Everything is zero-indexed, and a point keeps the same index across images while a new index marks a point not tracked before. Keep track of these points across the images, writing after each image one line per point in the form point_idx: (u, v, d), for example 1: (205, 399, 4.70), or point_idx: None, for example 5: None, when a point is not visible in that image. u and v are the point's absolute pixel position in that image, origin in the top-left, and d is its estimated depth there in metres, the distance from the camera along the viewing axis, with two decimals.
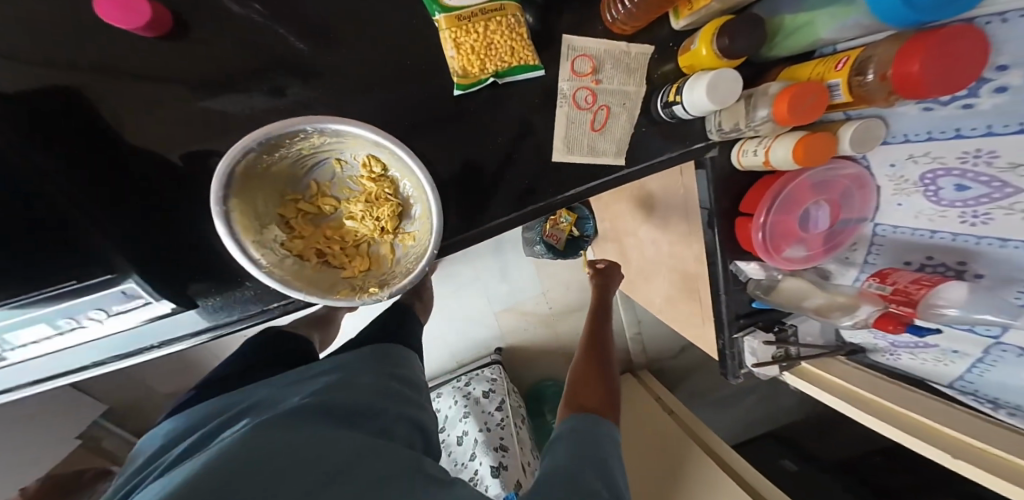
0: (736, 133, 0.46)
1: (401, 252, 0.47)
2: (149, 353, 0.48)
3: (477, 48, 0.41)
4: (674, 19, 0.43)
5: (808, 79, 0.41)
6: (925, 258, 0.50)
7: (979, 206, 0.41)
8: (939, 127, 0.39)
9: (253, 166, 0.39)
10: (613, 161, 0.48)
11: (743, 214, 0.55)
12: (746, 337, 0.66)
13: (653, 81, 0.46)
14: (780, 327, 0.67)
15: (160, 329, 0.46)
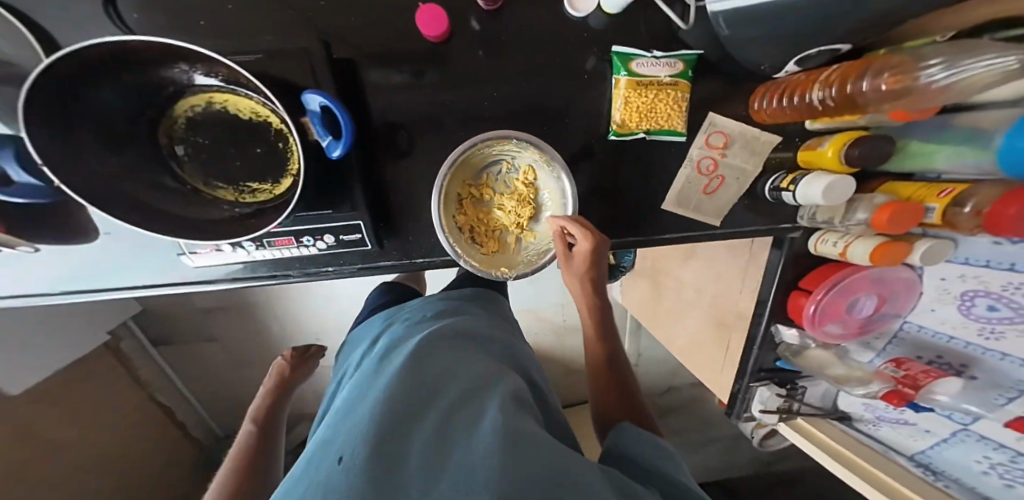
0: (830, 222, 0.55)
1: (523, 246, 0.56)
2: (301, 278, 0.53)
3: (642, 109, 0.48)
4: (811, 123, 0.49)
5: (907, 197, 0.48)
6: (934, 356, 0.61)
7: (996, 325, 0.50)
8: (997, 259, 0.48)
9: (459, 151, 0.48)
10: (707, 221, 0.55)
11: (799, 288, 0.64)
12: (761, 387, 0.75)
13: (768, 164, 0.53)
14: (792, 386, 0.76)
15: (313, 263, 0.52)
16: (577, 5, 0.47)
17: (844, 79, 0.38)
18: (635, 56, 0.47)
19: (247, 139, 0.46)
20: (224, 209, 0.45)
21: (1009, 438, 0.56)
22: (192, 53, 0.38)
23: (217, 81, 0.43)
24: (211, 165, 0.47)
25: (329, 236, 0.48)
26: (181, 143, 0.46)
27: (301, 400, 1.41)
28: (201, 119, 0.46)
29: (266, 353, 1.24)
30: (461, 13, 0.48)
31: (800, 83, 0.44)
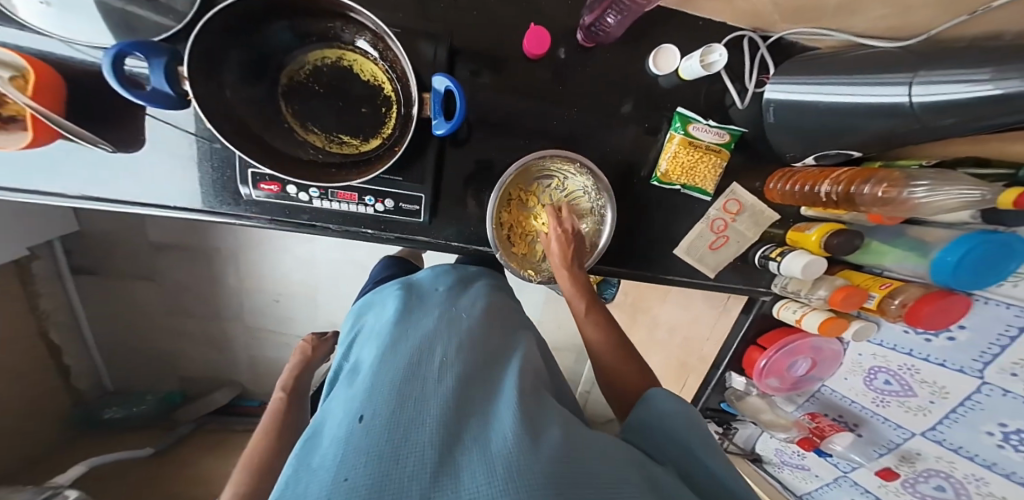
0: (796, 294, 0.67)
1: (549, 257, 0.61)
2: (339, 234, 0.53)
3: (686, 166, 0.56)
4: (806, 208, 0.60)
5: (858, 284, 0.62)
6: (837, 415, 0.75)
7: (886, 395, 0.66)
8: (901, 343, 0.63)
9: (532, 157, 0.52)
10: (705, 271, 0.65)
11: (755, 343, 0.75)
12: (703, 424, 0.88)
13: (763, 235, 0.64)
14: (727, 426, 0.89)
15: (360, 222, 0.52)
16: (660, 65, 0.54)
17: (850, 180, 0.51)
18: (694, 120, 0.55)
19: (359, 99, 0.46)
20: (309, 152, 0.46)
21: (874, 485, 0.71)
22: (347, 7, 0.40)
23: (364, 43, 0.45)
24: (313, 109, 0.47)
25: (391, 201, 0.51)
26: (298, 83, 0.46)
27: (227, 365, 1.27)
28: (327, 69, 0.46)
29: (211, 309, 1.16)
30: (560, 40, 0.53)
31: (812, 173, 0.56)
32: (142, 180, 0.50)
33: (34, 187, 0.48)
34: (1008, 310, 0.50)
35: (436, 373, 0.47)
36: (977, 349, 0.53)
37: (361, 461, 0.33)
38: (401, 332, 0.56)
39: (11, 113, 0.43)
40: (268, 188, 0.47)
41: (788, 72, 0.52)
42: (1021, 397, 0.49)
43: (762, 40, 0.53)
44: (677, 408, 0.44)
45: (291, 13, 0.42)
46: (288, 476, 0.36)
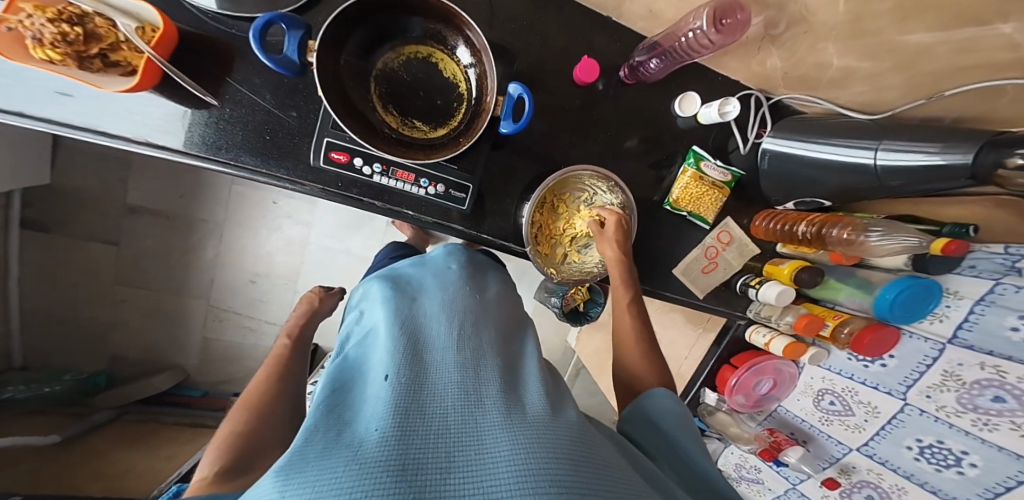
0: (767, 319, 0.76)
1: (567, 261, 0.66)
2: (380, 210, 0.58)
3: (694, 195, 0.66)
4: (781, 245, 0.72)
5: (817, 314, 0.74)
6: (789, 432, 0.84)
7: (830, 414, 0.77)
8: (842, 368, 0.74)
9: (575, 169, 0.59)
10: (696, 291, 0.73)
11: (729, 363, 0.83)
12: None
13: (745, 266, 0.74)
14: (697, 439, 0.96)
15: (404, 202, 0.56)
16: (683, 107, 0.63)
17: (823, 222, 0.63)
18: (705, 158, 0.65)
19: (437, 92, 0.52)
20: (385, 131, 0.50)
21: (818, 495, 0.80)
22: (458, 16, 0.47)
23: (459, 47, 0.51)
24: (395, 94, 0.52)
25: (442, 186, 0.56)
26: (386, 69, 0.51)
27: (173, 348, 1.13)
28: (417, 61, 0.52)
29: (173, 283, 1.09)
30: (606, 74, 0.61)
31: (791, 215, 0.68)
32: (191, 132, 0.52)
33: (60, 117, 0.48)
34: (925, 342, 0.63)
35: (454, 348, 0.50)
36: (903, 374, 0.65)
37: (391, 414, 0.37)
38: (421, 307, 0.59)
39: (120, 59, 0.48)
40: (337, 157, 0.53)
41: (783, 131, 0.64)
42: (934, 416, 0.60)
43: (765, 100, 0.65)
44: (675, 408, 0.49)
45: (413, 11, 0.48)
46: (319, 417, 0.39)
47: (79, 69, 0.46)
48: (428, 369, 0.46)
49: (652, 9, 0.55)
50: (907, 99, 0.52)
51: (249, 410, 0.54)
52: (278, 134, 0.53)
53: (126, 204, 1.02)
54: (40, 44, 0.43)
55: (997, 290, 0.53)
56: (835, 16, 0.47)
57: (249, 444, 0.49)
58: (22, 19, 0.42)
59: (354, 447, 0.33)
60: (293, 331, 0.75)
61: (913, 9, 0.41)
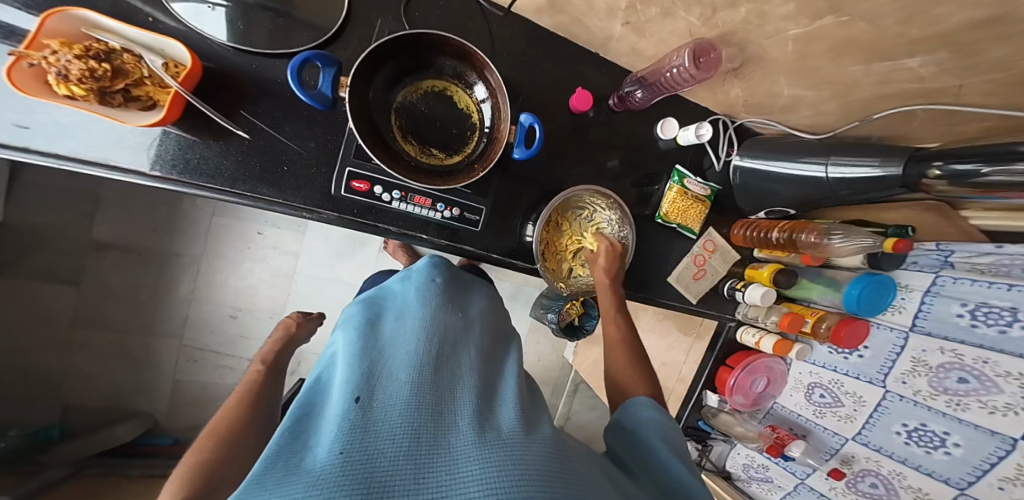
0: (754, 320, 0.85)
1: (572, 275, 0.70)
2: (395, 235, 0.63)
3: (681, 209, 0.73)
4: (757, 251, 0.81)
5: (796, 312, 0.81)
6: (790, 428, 0.87)
7: (823, 407, 0.82)
8: (826, 361, 0.81)
9: (575, 189, 0.64)
10: (691, 297, 0.81)
11: (725, 364, 0.89)
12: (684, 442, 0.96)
13: (729, 272, 0.83)
14: (704, 443, 0.98)
15: (413, 226, 0.63)
16: (665, 131, 0.72)
17: (792, 228, 0.74)
18: (687, 176, 0.74)
19: (451, 122, 0.59)
20: (404, 158, 0.56)
21: (826, 488, 0.82)
22: (476, 58, 0.54)
23: (471, 82, 0.58)
24: (413, 125, 0.58)
25: (457, 209, 0.64)
26: (406, 101, 0.57)
27: (140, 391, 1.07)
28: (434, 95, 0.58)
29: (140, 323, 1.04)
30: (597, 103, 0.70)
31: (764, 223, 0.78)
32: (202, 168, 0.54)
33: (68, 152, 0.49)
34: (892, 332, 0.71)
35: (431, 365, 0.49)
36: (879, 363, 0.72)
37: (358, 437, 0.36)
38: (401, 326, 0.58)
39: (142, 94, 0.49)
40: (357, 186, 0.59)
41: (750, 150, 0.74)
42: (914, 400, 0.67)
43: (731, 122, 0.76)
44: (652, 414, 0.50)
45: (437, 52, 0.55)
46: (283, 439, 0.38)
47: (100, 104, 0.46)
48: (402, 386, 0.45)
49: (634, 46, 0.62)
50: (843, 122, 0.65)
51: (217, 439, 0.49)
52: (296, 164, 0.57)
53: (92, 241, 0.98)
54: (65, 80, 0.43)
55: (938, 281, 0.65)
56: (784, 54, 0.57)
57: (211, 476, 0.45)
58: (47, 56, 0.42)
59: (316, 471, 0.32)
60: (268, 357, 0.71)
61: (845, 48, 0.51)
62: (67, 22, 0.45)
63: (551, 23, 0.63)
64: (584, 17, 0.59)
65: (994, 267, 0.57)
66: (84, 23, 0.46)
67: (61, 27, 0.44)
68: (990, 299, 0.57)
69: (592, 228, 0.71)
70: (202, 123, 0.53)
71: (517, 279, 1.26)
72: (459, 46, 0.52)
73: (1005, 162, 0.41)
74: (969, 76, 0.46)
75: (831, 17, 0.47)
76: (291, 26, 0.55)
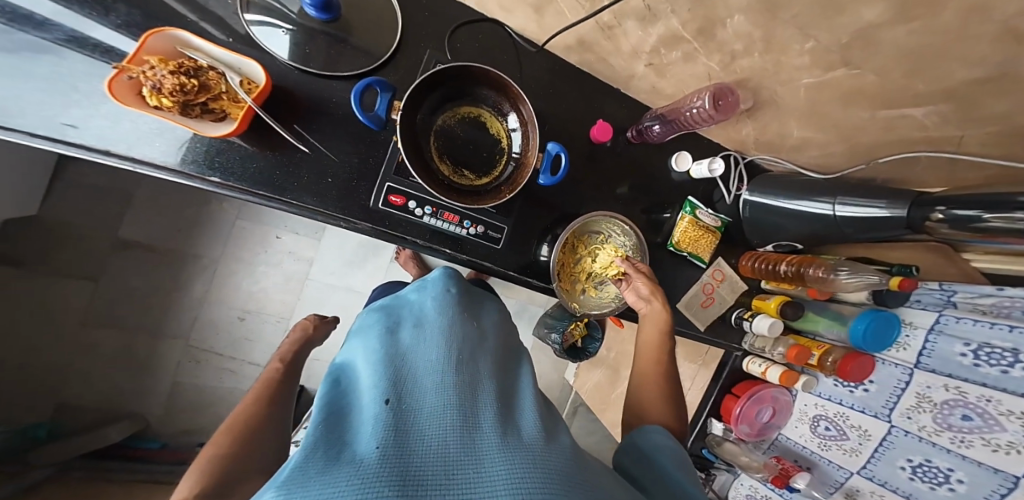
0: (761, 351, 0.87)
1: (586, 296, 0.71)
2: (421, 247, 0.64)
3: (692, 238, 0.76)
4: (764, 283, 0.84)
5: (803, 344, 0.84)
6: (795, 460, 0.88)
7: (828, 440, 0.82)
8: (830, 393, 0.83)
9: (594, 214, 0.66)
10: (699, 324, 0.82)
11: (731, 393, 0.93)
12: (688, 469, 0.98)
13: (737, 301, 0.85)
14: (707, 471, 0.99)
15: (438, 240, 0.64)
16: (678, 163, 0.75)
17: (800, 262, 0.76)
18: (699, 207, 0.76)
19: (482, 146, 0.61)
20: (438, 177, 0.58)
21: None
22: (511, 90, 0.57)
23: (504, 109, 0.61)
24: (448, 146, 0.60)
25: (482, 227, 0.65)
26: (442, 123, 0.59)
27: (138, 393, 1.09)
28: (468, 119, 0.60)
29: (154, 321, 1.10)
30: (616, 134, 0.72)
31: (771, 256, 0.81)
32: (258, 176, 0.55)
33: (144, 156, 0.51)
34: (897, 368, 0.73)
35: (455, 368, 0.49)
36: (884, 397, 0.74)
37: (392, 434, 0.37)
38: (421, 331, 0.58)
39: (217, 107, 0.51)
40: (394, 200, 0.61)
41: (759, 186, 0.77)
42: (919, 436, 0.67)
43: (742, 158, 0.78)
44: (672, 445, 0.50)
45: (477, 82, 0.58)
46: (316, 435, 0.38)
47: (180, 115, 0.48)
48: (429, 389, 0.45)
49: (654, 85, 0.65)
50: (850, 164, 0.68)
51: (232, 434, 0.50)
52: (340, 176, 0.59)
53: (121, 239, 1.08)
54: (157, 93, 0.45)
55: (942, 320, 0.66)
56: (796, 100, 0.60)
57: (226, 470, 0.45)
58: (145, 70, 0.45)
59: (357, 464, 0.32)
60: (287, 355, 0.73)
61: (854, 97, 0.55)
62: (167, 41, 0.48)
63: (576, 59, 0.66)
64: (608, 56, 0.62)
65: (996, 308, 0.58)
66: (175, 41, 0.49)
67: (163, 47, 0.48)
68: (992, 339, 0.58)
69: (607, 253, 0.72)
70: (262, 136, 0.55)
71: (522, 297, 1.29)
72: (498, 78, 0.55)
73: (1005, 209, 0.44)
74: (970, 128, 0.49)
75: (842, 69, 0.51)
76: (344, 48, 0.58)
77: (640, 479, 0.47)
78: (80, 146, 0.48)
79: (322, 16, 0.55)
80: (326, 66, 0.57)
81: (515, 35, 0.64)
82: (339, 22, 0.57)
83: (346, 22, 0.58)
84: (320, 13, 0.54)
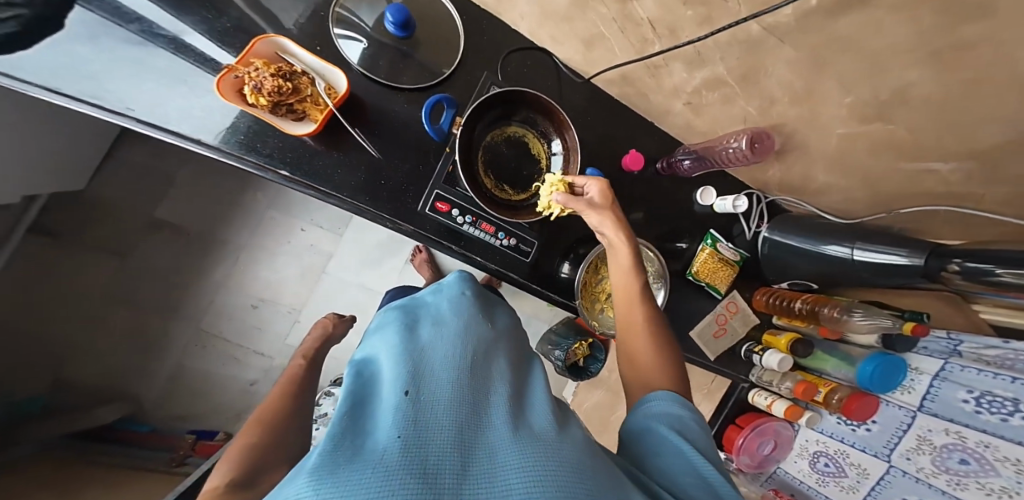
0: (768, 384, 0.86)
1: (603, 315, 0.70)
2: (456, 253, 0.64)
3: (711, 268, 0.77)
4: (776, 318, 0.85)
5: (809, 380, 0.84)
6: (792, 494, 0.92)
7: (826, 476, 0.86)
8: (828, 429, 0.86)
9: None
10: (709, 354, 0.83)
11: (734, 423, 0.94)
12: None
13: (747, 334, 0.85)
14: None
15: (472, 249, 0.64)
16: (703, 197, 0.75)
17: (815, 301, 0.78)
18: (720, 240, 0.77)
19: (523, 164, 0.61)
20: (483, 188, 0.58)
21: None
22: (559, 117, 0.58)
23: (548, 133, 0.62)
24: (493, 160, 0.60)
25: (515, 240, 0.65)
26: (488, 139, 0.60)
27: (139, 374, 1.11)
28: (514, 137, 0.61)
29: (167, 303, 1.12)
30: (647, 164, 0.73)
31: (787, 293, 0.81)
32: (326, 176, 0.57)
33: (230, 147, 0.54)
34: (900, 409, 0.75)
35: (475, 364, 0.44)
36: (886, 437, 0.76)
37: (418, 423, 0.31)
38: (438, 327, 0.53)
39: (300, 108, 0.53)
40: (440, 207, 0.61)
41: (779, 226, 0.78)
42: (915, 477, 0.69)
43: (763, 198, 0.78)
44: (675, 411, 0.40)
45: (528, 105, 0.59)
46: (336, 429, 0.32)
47: (269, 113, 0.51)
48: (451, 379, 0.40)
49: (689, 122, 0.66)
50: (871, 211, 0.69)
51: (261, 424, 0.56)
52: (393, 178, 0.60)
53: (152, 219, 1.11)
54: (257, 92, 0.49)
55: (947, 367, 0.68)
56: (827, 148, 0.61)
57: (259, 453, 0.51)
58: (250, 72, 0.49)
59: (385, 455, 0.26)
60: (308, 354, 0.81)
61: (884, 149, 0.56)
62: (270, 47, 0.52)
63: (616, 92, 0.67)
64: (649, 91, 0.64)
65: (1000, 359, 0.59)
66: (282, 47, 0.52)
67: (265, 52, 0.52)
68: (994, 388, 0.59)
69: None
70: (331, 136, 0.57)
71: (530, 309, 1.30)
72: (550, 106, 0.57)
73: (1018, 265, 0.46)
74: (992, 185, 0.50)
75: (878, 123, 0.52)
76: (409, 64, 0.60)
77: (638, 456, 0.38)
78: (175, 134, 0.52)
79: (399, 33, 0.57)
80: (390, 78, 0.59)
81: (561, 65, 0.65)
82: (411, 40, 0.59)
83: (416, 40, 0.60)
84: (397, 31, 0.56)
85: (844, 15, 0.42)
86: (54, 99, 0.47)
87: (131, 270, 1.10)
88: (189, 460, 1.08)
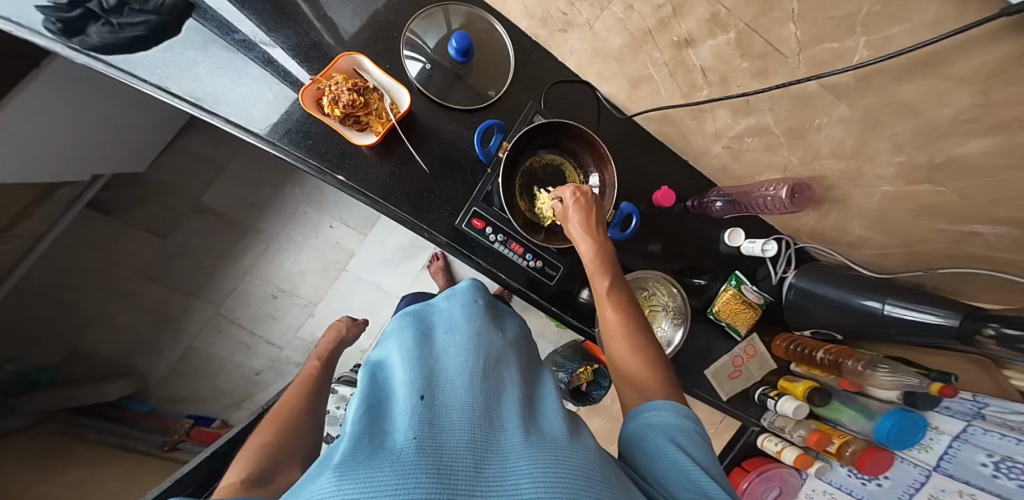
0: (780, 430, 0.84)
1: None
2: (481, 268, 0.63)
3: (732, 309, 0.75)
4: (795, 365, 0.84)
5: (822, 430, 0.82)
6: None
7: None
8: (836, 480, 0.86)
9: (651, 273, 0.69)
10: (721, 395, 0.80)
11: (741, 466, 0.92)
12: None
13: (763, 378, 0.84)
14: None
15: (498, 266, 0.64)
16: (731, 238, 0.75)
17: (838, 353, 0.76)
18: (744, 282, 0.76)
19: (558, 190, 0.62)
20: (517, 210, 0.59)
21: None
22: (600, 151, 0.59)
23: (586, 162, 0.62)
24: (529, 184, 0.61)
25: (541, 262, 0.65)
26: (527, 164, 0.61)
27: (148, 353, 1.11)
28: (551, 165, 0.62)
29: (189, 286, 1.13)
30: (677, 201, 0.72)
31: (809, 342, 0.80)
32: (372, 183, 0.60)
33: (293, 149, 0.57)
34: (915, 467, 0.72)
35: (497, 363, 0.41)
36: (898, 493, 0.74)
37: (437, 428, 0.28)
38: (459, 321, 0.50)
39: (366, 120, 0.57)
40: (476, 224, 0.61)
41: (805, 272, 0.77)
42: None
43: (792, 243, 0.78)
44: (679, 421, 0.35)
45: (570, 136, 0.61)
46: (355, 425, 0.30)
47: (338, 123, 0.55)
48: (472, 377, 0.37)
49: (724, 165, 0.69)
50: (904, 269, 0.67)
51: (276, 425, 0.55)
52: (436, 194, 0.62)
53: (197, 204, 1.13)
54: (334, 103, 0.53)
55: (969, 429, 0.65)
56: (868, 203, 0.60)
57: (273, 454, 0.50)
58: (332, 86, 0.54)
59: (400, 458, 0.24)
60: (323, 355, 0.81)
61: (925, 211, 0.54)
62: (350, 65, 0.57)
63: (654, 129, 0.70)
64: (688, 133, 0.67)
65: None
66: (359, 64, 0.57)
67: (345, 69, 0.57)
68: (1014, 454, 0.56)
69: (648, 310, 0.71)
70: (385, 150, 0.61)
71: (539, 327, 1.29)
72: (591, 139, 0.59)
73: None
74: None
75: (925, 185, 0.50)
76: (463, 86, 0.64)
77: (635, 465, 0.34)
78: (254, 135, 0.56)
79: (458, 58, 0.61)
80: (441, 96, 0.63)
81: (605, 100, 0.69)
82: (468, 65, 0.64)
83: (470, 66, 0.64)
84: (457, 57, 0.61)
85: (909, 80, 0.41)
86: (163, 97, 0.53)
87: (161, 250, 1.11)
88: (182, 445, 1.03)
